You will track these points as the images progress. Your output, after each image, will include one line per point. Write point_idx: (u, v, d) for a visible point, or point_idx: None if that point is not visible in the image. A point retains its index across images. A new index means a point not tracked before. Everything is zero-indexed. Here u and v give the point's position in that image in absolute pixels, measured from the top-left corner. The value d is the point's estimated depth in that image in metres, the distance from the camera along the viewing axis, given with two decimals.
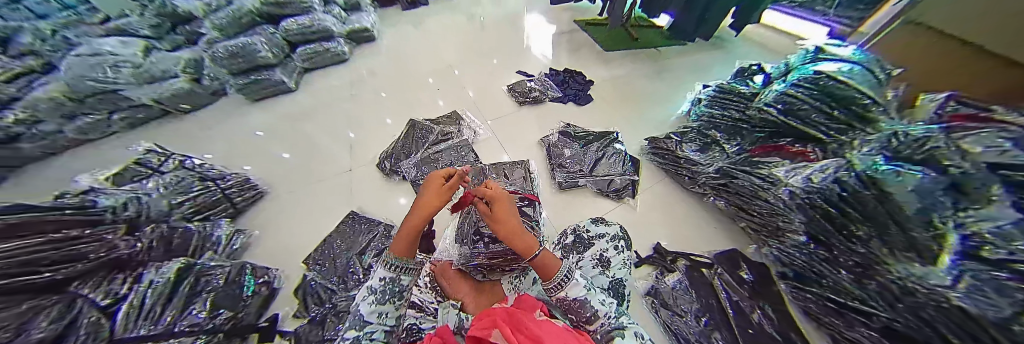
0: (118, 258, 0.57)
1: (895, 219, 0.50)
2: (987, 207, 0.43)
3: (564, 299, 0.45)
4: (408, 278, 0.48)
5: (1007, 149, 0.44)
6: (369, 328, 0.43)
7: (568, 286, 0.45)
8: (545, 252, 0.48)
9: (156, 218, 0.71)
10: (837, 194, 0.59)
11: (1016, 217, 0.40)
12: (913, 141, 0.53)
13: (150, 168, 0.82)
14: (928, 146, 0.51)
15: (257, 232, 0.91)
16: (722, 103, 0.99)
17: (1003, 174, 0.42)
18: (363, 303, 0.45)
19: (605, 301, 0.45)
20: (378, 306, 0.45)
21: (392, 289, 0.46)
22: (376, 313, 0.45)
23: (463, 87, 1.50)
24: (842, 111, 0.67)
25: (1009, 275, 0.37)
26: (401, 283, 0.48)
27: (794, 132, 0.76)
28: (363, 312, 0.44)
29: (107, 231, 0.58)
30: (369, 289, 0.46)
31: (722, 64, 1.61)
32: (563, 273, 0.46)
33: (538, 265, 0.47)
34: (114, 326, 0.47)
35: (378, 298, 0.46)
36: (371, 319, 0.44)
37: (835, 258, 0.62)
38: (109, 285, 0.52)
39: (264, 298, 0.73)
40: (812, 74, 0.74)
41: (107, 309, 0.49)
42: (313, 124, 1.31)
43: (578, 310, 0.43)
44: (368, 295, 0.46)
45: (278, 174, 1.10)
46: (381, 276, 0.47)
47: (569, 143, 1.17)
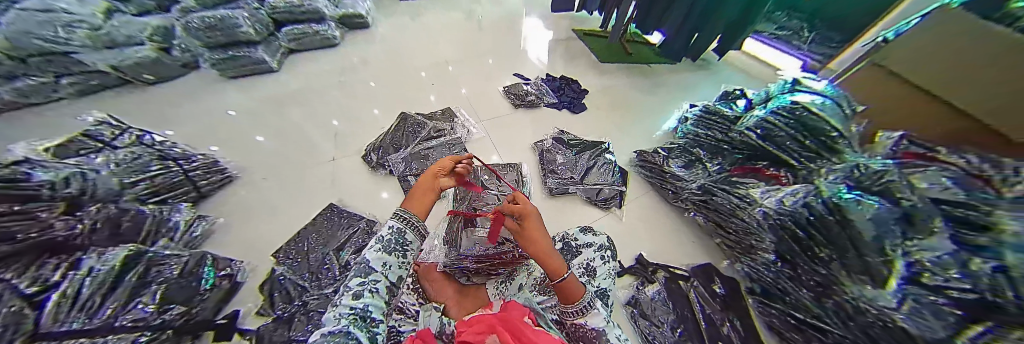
0: (54, 240, 0.50)
1: (854, 244, 0.54)
2: (929, 238, 0.46)
3: (580, 326, 0.45)
4: (413, 234, 0.48)
5: (948, 187, 0.48)
6: (374, 276, 0.42)
7: (588, 313, 0.45)
8: (570, 278, 0.46)
9: (103, 198, 0.63)
10: (805, 218, 0.63)
11: (952, 249, 0.43)
12: (870, 174, 0.58)
13: (99, 141, 0.74)
14: (885, 179, 0.55)
15: (220, 219, 0.84)
16: (706, 123, 1.04)
17: (943, 207, 0.47)
18: (370, 250, 0.45)
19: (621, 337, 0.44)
20: (383, 255, 0.44)
21: (399, 240, 0.46)
22: (380, 262, 0.44)
23: (458, 85, 1.48)
24: (813, 140, 0.72)
25: (944, 301, 0.42)
26: (405, 238, 0.47)
27: (770, 156, 0.81)
28: (369, 259, 0.44)
29: (41, 208, 0.51)
30: (378, 237, 0.46)
31: (708, 86, 1.69)
32: (586, 300, 0.45)
33: (561, 289, 0.46)
34: (42, 317, 0.42)
35: (385, 247, 0.45)
36: (376, 267, 0.43)
37: (798, 276, 0.66)
38: (37, 272, 0.45)
39: (224, 292, 0.68)
40: (790, 103, 0.80)
41: (34, 298, 0.43)
42: (296, 109, 1.24)
43: (592, 341, 0.42)
44: (376, 243, 0.45)
45: (252, 159, 1.03)
46: (390, 226, 0.47)
47: (562, 150, 1.19)
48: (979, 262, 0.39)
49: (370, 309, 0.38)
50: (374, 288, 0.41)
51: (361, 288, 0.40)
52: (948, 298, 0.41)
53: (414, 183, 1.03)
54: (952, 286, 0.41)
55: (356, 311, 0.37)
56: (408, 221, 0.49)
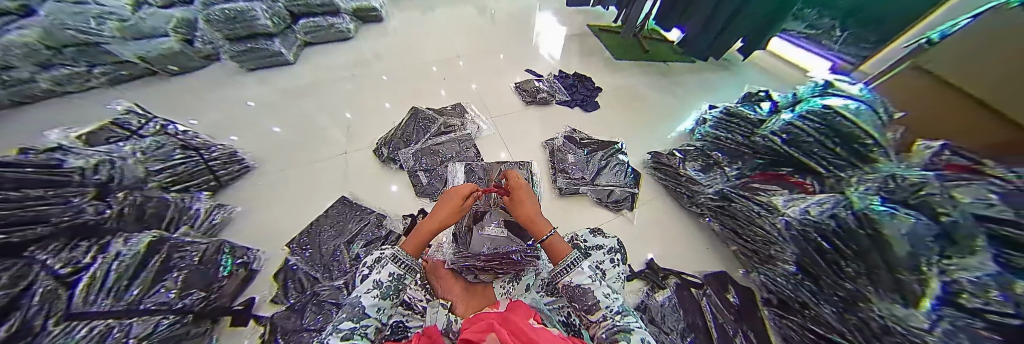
0: (86, 223, 0.53)
1: (885, 260, 0.51)
2: (971, 256, 0.42)
3: (567, 285, 0.50)
4: (410, 278, 0.52)
5: (993, 203, 0.42)
6: (365, 322, 0.43)
7: (572, 272, 0.51)
8: (556, 236, 0.59)
9: (129, 186, 0.65)
10: (832, 229, 0.60)
11: (997, 270, 0.39)
12: (908, 185, 0.53)
13: (126, 129, 0.77)
14: (923, 192, 0.50)
15: (237, 209, 0.87)
16: (726, 125, 0.99)
17: (988, 225, 0.42)
18: (365, 295, 0.47)
19: (608, 294, 0.49)
20: (378, 301, 0.47)
21: (395, 287, 0.50)
22: (374, 308, 0.47)
23: (468, 80, 1.47)
24: (845, 148, 0.67)
25: (983, 324, 0.38)
26: (402, 283, 0.51)
27: (796, 162, 0.77)
28: (365, 304, 0.46)
29: (72, 194, 0.53)
30: (375, 283, 0.49)
31: (728, 87, 1.63)
32: (572, 255, 0.54)
33: (552, 246, 0.57)
34: (73, 296, 0.44)
35: (381, 292, 0.48)
36: (370, 313, 0.45)
37: (821, 290, 0.63)
38: (70, 253, 0.48)
39: (241, 278, 0.70)
40: (821, 107, 0.74)
41: (66, 279, 0.45)
42: (309, 101, 1.26)
43: (581, 298, 0.48)
44: (372, 288, 0.48)
45: (267, 149, 1.05)
46: (389, 272, 0.50)
47: (573, 149, 1.16)
48: None
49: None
50: (364, 331, 0.42)
51: (352, 330, 0.41)
52: (987, 322, 0.38)
53: (424, 179, 1.03)
54: (994, 311, 0.37)
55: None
56: (407, 266, 0.52)
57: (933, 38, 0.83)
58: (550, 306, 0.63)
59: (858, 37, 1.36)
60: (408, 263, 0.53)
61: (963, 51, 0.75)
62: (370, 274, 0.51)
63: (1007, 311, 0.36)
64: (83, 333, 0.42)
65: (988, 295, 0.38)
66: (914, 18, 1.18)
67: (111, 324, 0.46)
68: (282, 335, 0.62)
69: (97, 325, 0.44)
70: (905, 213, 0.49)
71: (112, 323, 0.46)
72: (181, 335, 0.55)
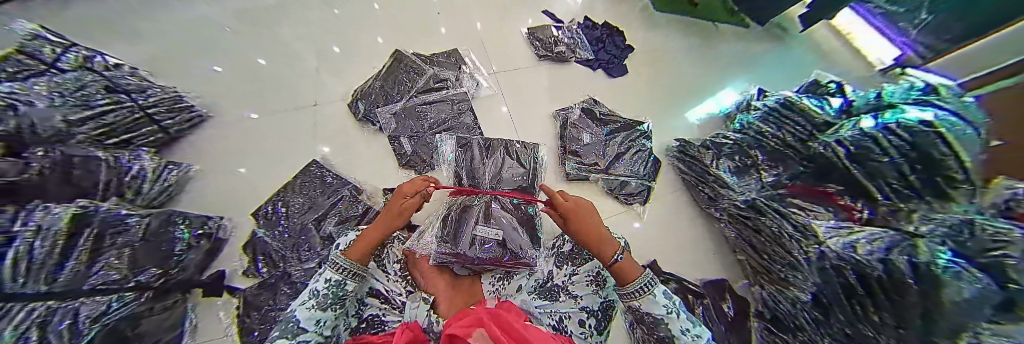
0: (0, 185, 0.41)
1: (925, 318, 0.42)
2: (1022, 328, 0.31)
3: (636, 309, 0.52)
4: (350, 284, 0.51)
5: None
6: (303, 337, 0.43)
7: (644, 299, 0.50)
8: (622, 259, 0.55)
9: (45, 138, 0.53)
10: (875, 275, 0.50)
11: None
12: (983, 239, 0.40)
13: (40, 61, 0.58)
14: (999, 253, 0.36)
15: (194, 168, 0.80)
16: (776, 120, 0.83)
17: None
18: (300, 308, 0.46)
19: (687, 328, 0.47)
20: (316, 313, 0.46)
21: (335, 295, 0.49)
22: (313, 320, 0.46)
23: (472, 19, 1.19)
24: (924, 179, 0.53)
25: None
26: (346, 288, 0.51)
27: (848, 180, 0.66)
28: (298, 318, 0.45)
29: None
30: (311, 292, 0.48)
31: (780, 61, 1.36)
32: (643, 281, 0.52)
33: (618, 271, 0.54)
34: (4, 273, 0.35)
35: (318, 302, 0.48)
36: (307, 327, 0.45)
37: (827, 322, 0.60)
38: None
39: (205, 250, 0.68)
40: (916, 122, 0.53)
41: None
42: (283, 29, 1.04)
43: (652, 328, 0.49)
44: (307, 299, 0.48)
45: (249, 86, 0.94)
46: (326, 278, 0.50)
47: (590, 127, 1.01)
48: None
49: None
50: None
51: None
52: None
53: (409, 147, 0.92)
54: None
55: None
56: (346, 272, 0.51)
57: None
58: (542, 310, 0.60)
59: (943, 27, 0.98)
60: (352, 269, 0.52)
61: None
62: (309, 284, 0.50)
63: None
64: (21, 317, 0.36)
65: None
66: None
67: (51, 306, 0.41)
68: (254, 314, 0.63)
69: (35, 309, 0.38)
70: (973, 272, 0.37)
71: (52, 306, 0.40)
72: (145, 312, 0.54)
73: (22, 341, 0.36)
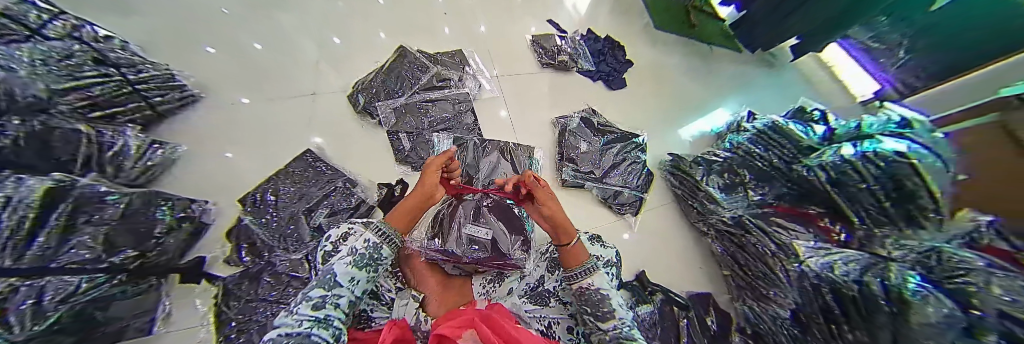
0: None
1: (894, 338, 0.45)
2: None
3: (583, 287, 0.53)
4: (388, 250, 0.50)
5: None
6: (337, 291, 0.42)
7: (593, 275, 0.54)
8: (575, 243, 0.57)
9: (25, 107, 0.50)
10: (851, 295, 0.53)
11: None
12: (950, 266, 0.43)
13: (24, 24, 0.54)
14: (965, 280, 0.39)
15: (183, 148, 0.77)
16: (765, 141, 0.87)
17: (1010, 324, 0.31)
18: (337, 262, 0.44)
19: (623, 305, 0.53)
20: (351, 270, 0.44)
21: (371, 256, 0.47)
22: (347, 277, 0.44)
23: (479, 22, 1.21)
24: (896, 207, 0.57)
25: None
26: (380, 253, 0.49)
27: (829, 203, 0.69)
28: (336, 272, 0.43)
29: None
30: (350, 250, 0.46)
31: (769, 87, 1.42)
32: (591, 262, 0.56)
33: (569, 253, 0.56)
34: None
35: (354, 260, 0.45)
36: (341, 282, 0.43)
37: (805, 339, 0.62)
38: None
39: (187, 235, 0.65)
40: (894, 153, 0.56)
41: None
42: (285, 16, 1.03)
43: (596, 303, 0.51)
44: (345, 255, 0.45)
45: (245, 71, 0.92)
46: (365, 239, 0.48)
47: (588, 136, 1.03)
48: None
49: (332, 318, 0.38)
50: (336, 301, 0.41)
51: (322, 299, 0.39)
52: None
53: (407, 144, 0.91)
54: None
55: (319, 319, 0.37)
56: (387, 238, 0.49)
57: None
58: (531, 314, 0.61)
59: (920, 68, 1.05)
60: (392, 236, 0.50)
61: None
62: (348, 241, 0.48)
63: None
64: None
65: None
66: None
67: (16, 283, 0.38)
68: (236, 302, 0.60)
69: (1, 285, 0.36)
70: (939, 295, 0.40)
71: (17, 284, 0.38)
72: (116, 295, 0.51)
73: None
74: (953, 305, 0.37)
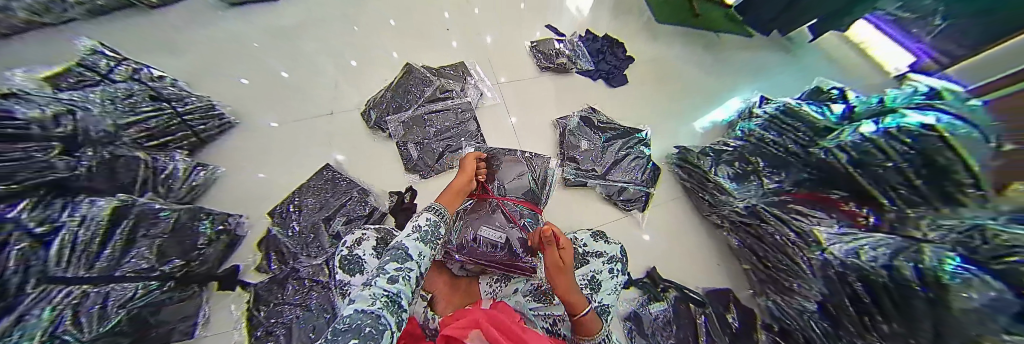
0: (53, 180, 0.47)
1: (936, 328, 0.41)
2: None
3: None
4: (443, 227, 0.53)
5: None
6: (409, 264, 0.42)
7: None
8: (590, 313, 0.49)
9: (98, 140, 0.59)
10: (882, 282, 0.49)
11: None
12: (997, 245, 0.38)
13: (95, 72, 0.69)
14: (1011, 258, 0.36)
15: (220, 170, 0.86)
16: (777, 126, 0.85)
17: None
18: (407, 238, 0.46)
19: None
20: (419, 245, 0.46)
21: (433, 233, 0.49)
22: (416, 252, 0.45)
23: (479, 34, 1.26)
24: (929, 184, 0.52)
25: None
26: (438, 231, 0.51)
27: (852, 187, 0.65)
28: (406, 246, 0.45)
29: (39, 148, 0.46)
30: (415, 227, 0.49)
31: (785, 70, 1.36)
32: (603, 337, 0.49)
33: (582, 324, 0.49)
34: (50, 257, 0.41)
35: (420, 237, 0.47)
36: (412, 255, 0.43)
37: (839, 333, 0.58)
38: (45, 211, 0.43)
39: (224, 245, 0.73)
40: (919, 126, 0.54)
41: (41, 238, 0.40)
42: (305, 44, 1.14)
43: None
44: (411, 233, 0.47)
45: (271, 97, 1.02)
46: (426, 218, 0.51)
47: (589, 134, 1.04)
48: None
49: (403, 292, 0.37)
50: (407, 274, 0.40)
51: (398, 272, 0.39)
52: None
53: (415, 154, 0.96)
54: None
55: (391, 292, 0.36)
56: (441, 214, 0.54)
57: None
58: (534, 312, 0.61)
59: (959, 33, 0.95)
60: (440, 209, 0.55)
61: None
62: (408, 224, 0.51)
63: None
64: (60, 296, 0.41)
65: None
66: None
67: (86, 290, 0.45)
68: (264, 306, 0.66)
69: (72, 291, 0.43)
70: (984, 277, 0.36)
71: (86, 290, 0.45)
72: (164, 301, 0.58)
73: (56, 320, 0.40)
74: (1001, 287, 0.34)
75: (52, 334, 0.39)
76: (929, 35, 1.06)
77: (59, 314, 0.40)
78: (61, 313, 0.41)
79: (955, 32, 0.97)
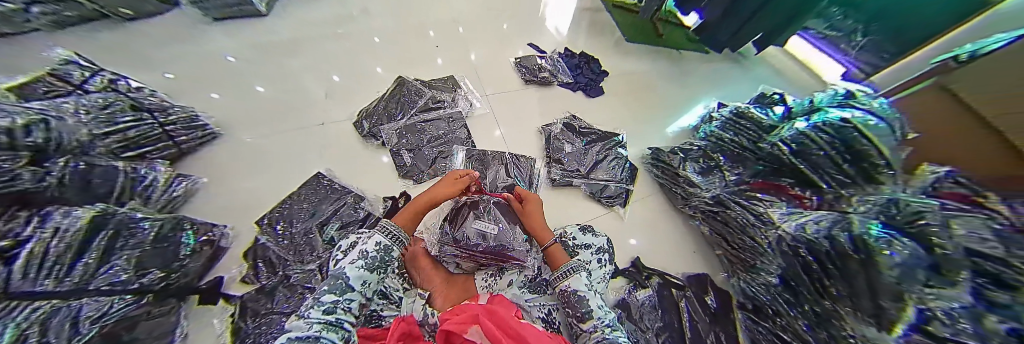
0: (19, 193, 0.44)
1: (871, 285, 0.49)
2: (950, 287, 0.39)
3: (565, 290, 0.60)
4: (394, 252, 0.58)
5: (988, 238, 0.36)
6: (348, 296, 0.49)
7: (570, 277, 0.61)
8: (556, 246, 0.70)
9: (70, 150, 0.57)
10: (824, 250, 0.58)
11: (970, 302, 0.37)
12: (907, 212, 0.48)
13: (67, 82, 0.67)
14: (920, 222, 0.45)
15: (203, 180, 0.83)
16: (733, 127, 0.98)
17: (975, 259, 0.37)
18: (349, 267, 0.52)
19: (601, 306, 0.58)
20: (363, 274, 0.52)
21: (380, 260, 0.55)
22: (360, 281, 0.52)
23: (466, 49, 1.34)
24: (852, 166, 0.64)
25: None
26: (388, 255, 0.57)
27: (798, 174, 0.76)
28: (349, 276, 0.51)
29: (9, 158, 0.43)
30: (361, 253, 0.54)
31: (738, 81, 1.54)
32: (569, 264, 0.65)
33: (552, 254, 0.68)
34: (12, 272, 0.38)
35: (366, 265, 0.53)
36: (354, 286, 0.50)
37: (798, 301, 0.65)
38: (6, 224, 0.40)
39: (207, 256, 0.70)
40: (839, 120, 0.68)
41: (4, 253, 0.38)
42: (293, 59, 1.15)
43: (576, 306, 0.57)
44: (357, 259, 0.53)
45: (251, 110, 1.00)
46: (376, 242, 0.57)
47: (571, 138, 1.13)
48: (993, 322, 0.33)
49: (341, 321, 0.44)
50: (347, 305, 0.48)
51: (334, 304, 0.46)
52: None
53: (409, 160, 0.98)
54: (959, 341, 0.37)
55: (329, 322, 0.43)
56: (394, 237, 0.60)
57: (963, 57, 0.77)
58: (531, 303, 0.65)
59: (882, 48, 1.24)
60: (395, 233, 0.61)
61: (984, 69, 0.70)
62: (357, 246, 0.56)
63: (970, 342, 0.36)
64: (25, 313, 0.37)
65: (956, 323, 0.37)
66: (931, 34, 1.11)
67: (55, 305, 0.42)
68: (252, 317, 0.64)
69: (38, 307, 0.39)
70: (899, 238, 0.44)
71: (56, 304, 0.42)
72: (142, 315, 0.54)
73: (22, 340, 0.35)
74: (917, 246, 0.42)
75: None
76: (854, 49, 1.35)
77: (24, 333, 0.36)
78: (26, 333, 0.36)
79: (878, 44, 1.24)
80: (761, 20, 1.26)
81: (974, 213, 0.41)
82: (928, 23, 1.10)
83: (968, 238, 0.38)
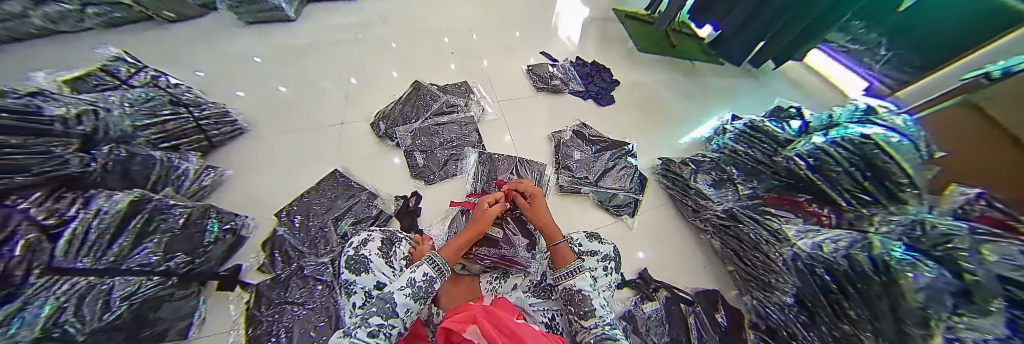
0: (65, 177, 0.48)
1: (893, 308, 0.47)
2: (983, 317, 0.36)
3: (569, 289, 0.59)
4: (439, 281, 0.54)
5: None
6: (393, 321, 0.46)
7: (578, 277, 0.60)
8: (563, 245, 0.67)
9: (115, 139, 0.62)
10: (842, 269, 0.56)
11: (1005, 334, 0.34)
12: (934, 235, 0.46)
13: (115, 77, 0.74)
14: (951, 245, 0.43)
15: (228, 172, 0.88)
16: (747, 140, 0.96)
17: (1007, 287, 0.35)
18: (399, 292, 0.49)
19: (604, 306, 0.57)
20: (408, 301, 0.49)
21: (427, 289, 0.52)
22: (404, 308, 0.48)
23: (478, 57, 1.37)
24: (875, 184, 0.63)
25: None
26: (432, 287, 0.53)
27: (815, 190, 0.75)
28: (396, 301, 0.48)
29: (58, 144, 0.48)
30: (409, 281, 0.51)
31: (754, 95, 1.52)
32: (576, 262, 0.63)
33: (558, 252, 0.66)
34: (56, 250, 0.40)
35: (413, 293, 0.50)
36: (398, 313, 0.47)
37: (814, 323, 0.63)
38: (54, 204, 0.43)
39: (229, 244, 0.73)
40: (859, 136, 0.68)
41: (50, 231, 0.40)
42: (314, 61, 1.21)
43: (579, 304, 0.57)
44: (405, 286, 0.50)
45: (273, 108, 1.06)
46: (423, 272, 0.53)
47: (580, 146, 1.14)
48: None
49: None
50: (389, 332, 0.44)
51: (379, 328, 0.43)
52: None
53: (422, 161, 1.01)
54: None
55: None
56: (439, 268, 0.54)
57: (994, 74, 0.74)
58: (534, 307, 0.65)
59: (904, 63, 1.22)
60: (439, 264, 0.55)
61: (1020, 89, 0.66)
62: (374, 249, 0.64)
63: None
64: (65, 288, 0.40)
65: None
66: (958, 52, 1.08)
67: (91, 282, 0.44)
68: (266, 306, 0.66)
69: (77, 283, 0.42)
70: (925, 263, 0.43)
71: (93, 281, 0.44)
72: (166, 296, 0.57)
73: (58, 313, 0.38)
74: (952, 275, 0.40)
75: (53, 324, 0.37)
76: (878, 64, 1.32)
77: (61, 306, 0.38)
78: (64, 306, 0.39)
79: (906, 55, 1.20)
80: (779, 30, 1.24)
81: (1009, 239, 0.40)
82: (961, 39, 1.06)
83: (1000, 264, 0.37)
